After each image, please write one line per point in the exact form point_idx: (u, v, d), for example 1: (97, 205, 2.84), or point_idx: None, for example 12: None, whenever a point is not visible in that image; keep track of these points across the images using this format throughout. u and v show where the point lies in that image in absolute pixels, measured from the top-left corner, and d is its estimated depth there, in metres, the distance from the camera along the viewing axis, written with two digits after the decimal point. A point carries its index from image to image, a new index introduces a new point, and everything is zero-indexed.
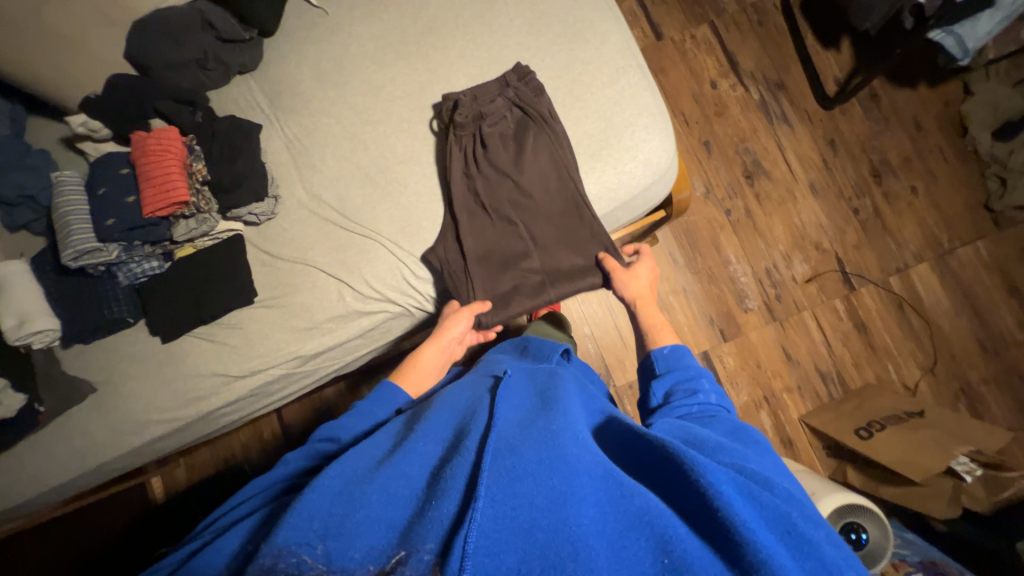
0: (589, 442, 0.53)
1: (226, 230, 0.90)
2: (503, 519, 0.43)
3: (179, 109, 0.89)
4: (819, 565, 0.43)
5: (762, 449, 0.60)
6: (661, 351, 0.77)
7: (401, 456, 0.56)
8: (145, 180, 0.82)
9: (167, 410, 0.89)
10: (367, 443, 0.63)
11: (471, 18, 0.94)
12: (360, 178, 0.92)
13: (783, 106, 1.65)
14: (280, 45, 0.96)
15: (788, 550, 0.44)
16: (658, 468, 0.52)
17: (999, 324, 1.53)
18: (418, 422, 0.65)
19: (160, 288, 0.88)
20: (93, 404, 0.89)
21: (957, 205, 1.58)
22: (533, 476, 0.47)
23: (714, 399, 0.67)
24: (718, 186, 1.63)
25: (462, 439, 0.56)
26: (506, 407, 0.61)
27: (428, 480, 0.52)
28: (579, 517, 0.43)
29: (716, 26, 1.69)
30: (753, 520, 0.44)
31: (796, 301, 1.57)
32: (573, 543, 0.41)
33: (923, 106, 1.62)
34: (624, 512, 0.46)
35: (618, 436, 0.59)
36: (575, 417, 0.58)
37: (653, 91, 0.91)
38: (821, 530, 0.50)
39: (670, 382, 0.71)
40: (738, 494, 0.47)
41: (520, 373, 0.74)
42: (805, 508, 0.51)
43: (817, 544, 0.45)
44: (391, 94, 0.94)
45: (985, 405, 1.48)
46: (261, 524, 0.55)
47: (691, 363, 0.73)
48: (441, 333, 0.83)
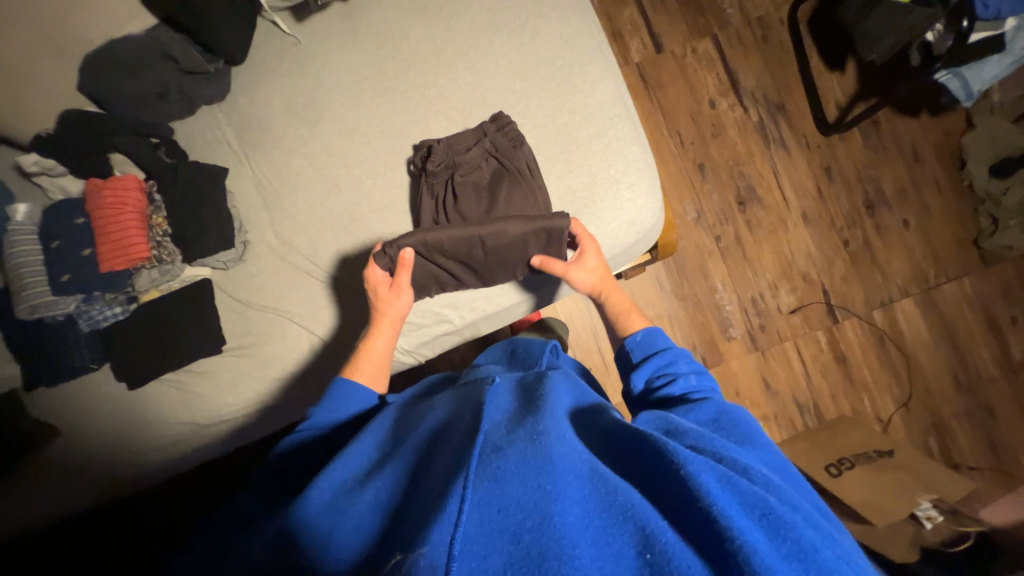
0: (575, 438, 0.52)
1: (193, 275, 0.87)
2: (488, 522, 0.42)
3: (142, 144, 0.85)
4: (798, 548, 0.42)
5: (744, 433, 0.59)
6: (634, 338, 0.75)
7: (390, 467, 0.56)
8: (101, 232, 0.80)
9: (152, 440, 0.88)
10: (353, 447, 0.62)
11: (453, 55, 0.89)
12: (332, 224, 0.88)
13: (781, 129, 1.60)
14: (250, 73, 0.90)
15: (766, 536, 0.43)
16: (644, 463, 0.51)
17: (977, 360, 1.55)
18: (407, 427, 0.65)
19: (117, 336, 0.85)
20: (65, 446, 0.87)
21: (947, 239, 1.57)
22: (518, 475, 0.45)
23: (693, 379, 0.67)
24: (709, 211, 1.60)
25: (447, 440, 0.55)
26: (494, 409, 0.58)
27: (414, 484, 0.51)
28: (562, 514, 0.42)
29: (719, 40, 1.62)
30: (732, 508, 0.43)
31: (779, 331, 1.57)
32: (557, 541, 0.39)
33: (923, 135, 1.58)
34: (610, 508, 0.45)
35: (600, 432, 0.58)
36: (562, 413, 0.57)
37: (642, 145, 0.87)
38: (803, 513, 0.49)
39: (652, 368, 0.69)
40: (719, 483, 0.46)
41: (506, 376, 0.71)
42: (785, 491, 0.50)
43: (795, 525, 0.44)
44: (366, 135, 0.89)
45: (956, 439, 1.51)
46: (235, 548, 0.54)
47: (667, 346, 0.71)
48: (381, 309, 0.82)
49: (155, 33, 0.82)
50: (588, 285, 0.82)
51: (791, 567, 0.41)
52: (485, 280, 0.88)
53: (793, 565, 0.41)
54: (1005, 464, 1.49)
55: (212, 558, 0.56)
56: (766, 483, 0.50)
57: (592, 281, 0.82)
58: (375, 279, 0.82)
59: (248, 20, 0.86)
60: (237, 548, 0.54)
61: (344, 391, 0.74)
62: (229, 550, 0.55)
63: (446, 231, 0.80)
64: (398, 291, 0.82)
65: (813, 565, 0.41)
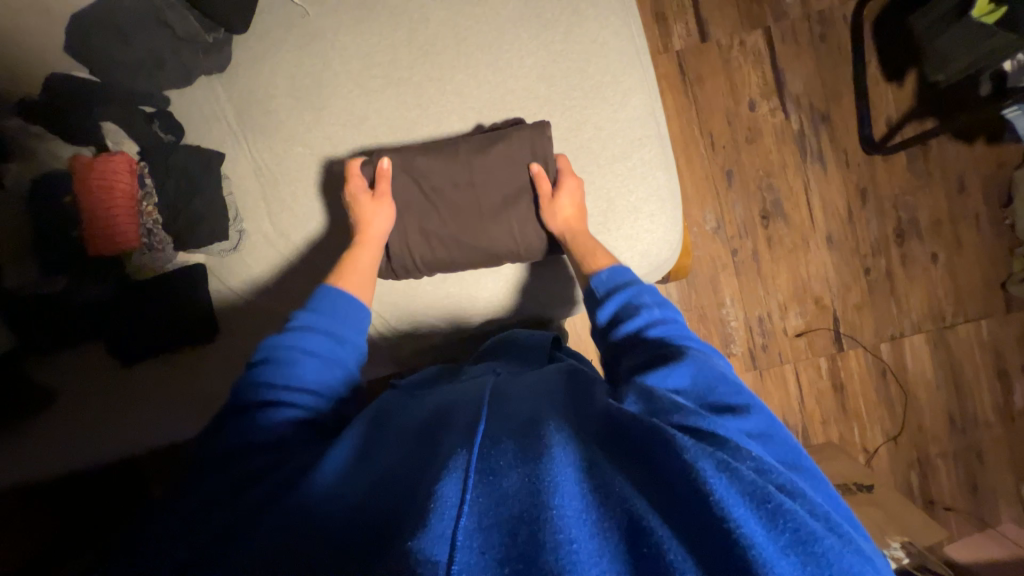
0: (576, 426, 0.54)
1: (185, 260, 0.85)
2: (489, 517, 0.44)
3: (133, 114, 0.80)
4: (796, 538, 0.42)
5: (729, 390, 0.58)
6: (600, 278, 0.73)
7: (394, 446, 0.58)
8: (85, 212, 0.76)
9: (162, 415, 0.87)
10: (360, 419, 0.64)
11: (475, 48, 0.81)
12: (332, 222, 0.85)
13: (821, 141, 1.49)
14: (255, 46, 0.84)
15: (765, 526, 0.42)
16: (639, 445, 0.50)
17: (976, 404, 1.53)
18: (411, 407, 0.67)
19: (108, 315, 0.82)
20: (66, 414, 0.84)
21: (974, 279, 1.50)
22: (516, 470, 0.48)
23: (656, 312, 0.68)
24: (730, 222, 1.51)
25: (448, 424, 0.58)
26: (497, 400, 0.60)
27: (415, 461, 0.54)
28: (560, 509, 0.44)
29: (771, 34, 1.47)
30: (729, 495, 0.43)
31: (781, 353, 1.53)
32: (555, 535, 0.42)
33: (973, 165, 1.48)
34: (607, 498, 0.46)
35: (595, 410, 0.57)
36: (563, 405, 0.58)
37: (667, 170, 0.81)
38: (807, 503, 0.46)
39: (617, 304, 0.70)
40: (717, 471, 0.45)
41: (505, 368, 0.72)
42: (787, 478, 0.48)
43: (796, 514, 0.43)
44: (373, 129, 0.83)
45: (938, 478, 1.51)
46: (235, 495, 0.55)
47: (631, 280, 0.72)
48: (365, 223, 0.78)
49: None
50: (560, 221, 0.77)
51: (787, 559, 0.41)
52: (476, 229, 0.79)
53: (789, 558, 0.41)
54: (980, 506, 1.51)
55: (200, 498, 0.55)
56: (766, 468, 0.48)
57: (567, 217, 0.77)
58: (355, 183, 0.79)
59: None
60: (234, 499, 0.54)
61: (324, 298, 0.73)
62: (222, 498, 0.55)
63: (430, 153, 0.80)
64: (378, 202, 0.78)
65: (810, 557, 0.41)
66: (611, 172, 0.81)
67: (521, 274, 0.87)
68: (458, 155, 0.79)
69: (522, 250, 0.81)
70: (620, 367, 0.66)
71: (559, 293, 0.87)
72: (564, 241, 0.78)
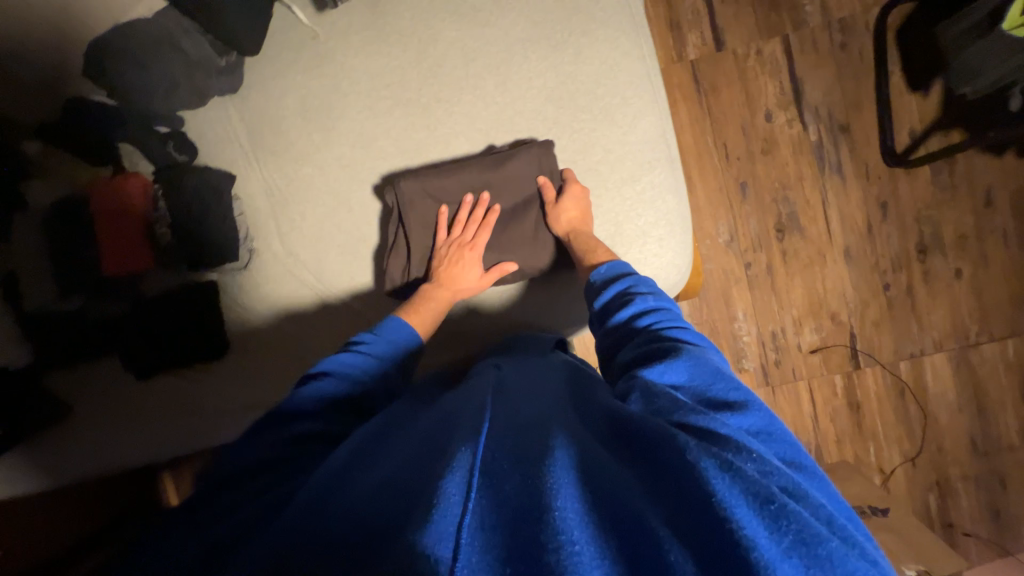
0: (580, 428, 0.53)
1: (201, 276, 0.87)
2: (492, 515, 0.42)
3: (149, 135, 0.82)
4: (799, 538, 0.39)
5: (730, 386, 0.55)
6: (599, 272, 0.75)
7: (394, 446, 0.57)
8: (102, 235, 0.78)
9: (177, 426, 0.89)
10: (383, 411, 0.65)
11: (484, 69, 0.81)
12: (341, 243, 0.86)
13: (841, 153, 1.45)
14: (267, 67, 0.85)
15: (767, 528, 0.39)
16: (642, 448, 0.49)
17: (1001, 426, 1.47)
18: (414, 410, 0.66)
19: (123, 330, 0.83)
20: (82, 424, 0.86)
21: (1000, 297, 1.45)
22: (519, 472, 0.46)
23: (651, 301, 0.68)
24: (744, 235, 1.48)
25: (451, 423, 0.56)
26: (504, 404, 0.59)
27: (415, 459, 0.52)
28: (562, 510, 0.41)
29: (790, 42, 1.43)
30: (731, 496, 0.41)
31: (795, 370, 1.50)
32: (556, 536, 0.39)
33: (1000, 179, 1.43)
34: (609, 504, 0.43)
35: (599, 413, 0.55)
36: (568, 410, 0.57)
37: (678, 194, 0.80)
38: (811, 505, 0.43)
39: (615, 293, 0.70)
40: (718, 471, 0.43)
41: (507, 364, 0.73)
42: (795, 480, 0.45)
43: (804, 516, 0.40)
44: (382, 150, 0.83)
45: (958, 502, 1.47)
46: (261, 494, 0.55)
47: (630, 272, 0.73)
48: (456, 282, 0.79)
49: (162, 19, 0.76)
50: (567, 224, 0.78)
51: (793, 563, 0.38)
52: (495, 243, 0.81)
53: (792, 561, 0.38)
54: (1003, 532, 1.45)
55: (223, 502, 0.56)
56: (770, 470, 0.45)
57: (572, 218, 0.78)
58: (464, 231, 0.80)
59: (266, 10, 0.79)
60: (257, 501, 0.54)
61: (396, 329, 0.74)
62: (240, 502, 0.55)
63: (437, 168, 0.81)
64: (476, 262, 0.80)
65: (813, 558, 0.38)
66: (616, 182, 0.80)
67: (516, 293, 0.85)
68: (471, 171, 0.79)
69: (524, 259, 0.82)
70: (617, 360, 0.65)
71: (565, 317, 0.86)
72: (569, 242, 0.78)
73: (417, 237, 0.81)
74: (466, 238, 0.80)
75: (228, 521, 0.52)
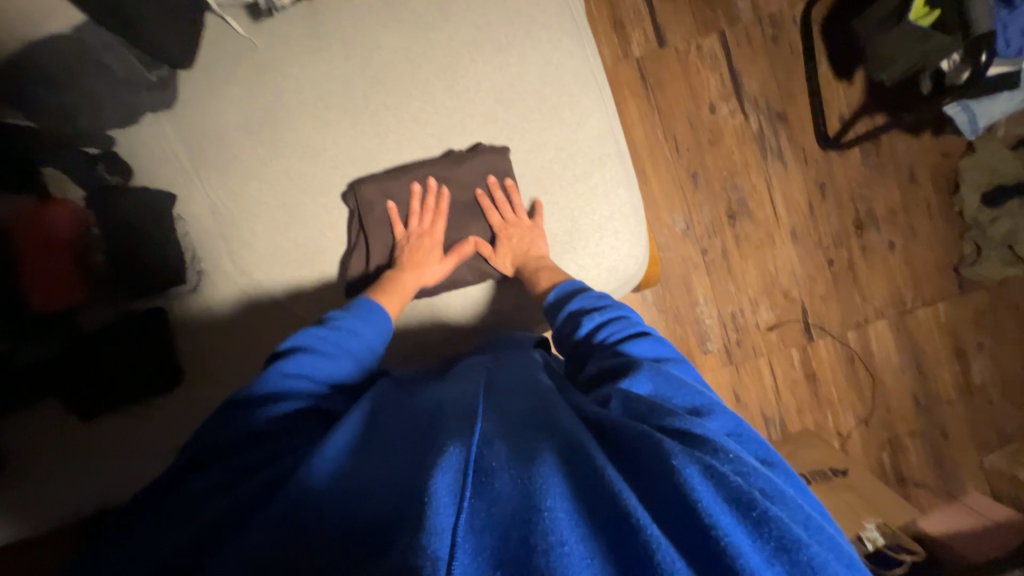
0: (566, 424, 0.53)
1: (144, 304, 0.83)
2: (480, 519, 0.43)
3: (74, 158, 0.77)
4: (778, 542, 0.42)
5: (687, 396, 0.58)
6: (549, 299, 0.77)
7: (379, 446, 0.57)
8: (24, 269, 0.71)
9: (135, 466, 0.83)
10: (364, 401, 0.65)
11: (431, 74, 0.80)
12: (296, 258, 0.83)
13: (780, 140, 1.54)
14: (203, 81, 0.81)
15: (748, 534, 0.42)
16: (626, 446, 0.50)
17: (939, 383, 1.60)
18: (397, 408, 0.64)
19: (61, 371, 0.77)
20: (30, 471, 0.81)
21: (929, 265, 1.58)
22: (507, 473, 0.46)
23: (598, 317, 0.70)
24: (698, 223, 1.54)
25: (440, 423, 0.56)
26: (491, 401, 0.59)
27: (404, 462, 0.52)
28: (552, 511, 0.42)
29: (726, 37, 1.51)
30: (715, 503, 0.43)
31: (755, 347, 1.57)
32: (547, 537, 0.40)
33: (921, 157, 1.56)
34: (599, 506, 0.44)
35: (582, 415, 0.57)
36: (555, 404, 0.57)
37: (630, 188, 0.83)
38: (789, 509, 0.46)
39: (566, 316, 0.72)
40: (702, 477, 0.45)
41: (490, 361, 0.73)
42: (777, 485, 0.47)
43: (783, 522, 0.42)
44: (333, 160, 0.82)
45: (907, 457, 1.59)
46: (233, 489, 0.54)
47: (575, 290, 0.75)
48: (422, 267, 0.79)
49: None
50: (519, 257, 0.80)
51: (773, 568, 0.40)
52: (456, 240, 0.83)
53: (773, 567, 0.41)
54: (948, 480, 1.58)
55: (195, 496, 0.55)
56: (748, 471, 0.48)
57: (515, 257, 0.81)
58: (421, 221, 0.81)
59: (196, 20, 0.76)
60: (226, 494, 0.54)
61: (368, 310, 0.74)
62: (213, 492, 0.54)
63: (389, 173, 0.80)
64: (436, 248, 0.81)
65: (793, 564, 0.41)
66: (569, 180, 0.82)
67: (478, 294, 0.85)
68: (426, 165, 0.80)
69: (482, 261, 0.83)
70: (581, 375, 0.68)
71: (532, 316, 0.87)
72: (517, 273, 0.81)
73: (376, 236, 0.81)
74: (425, 226, 0.81)
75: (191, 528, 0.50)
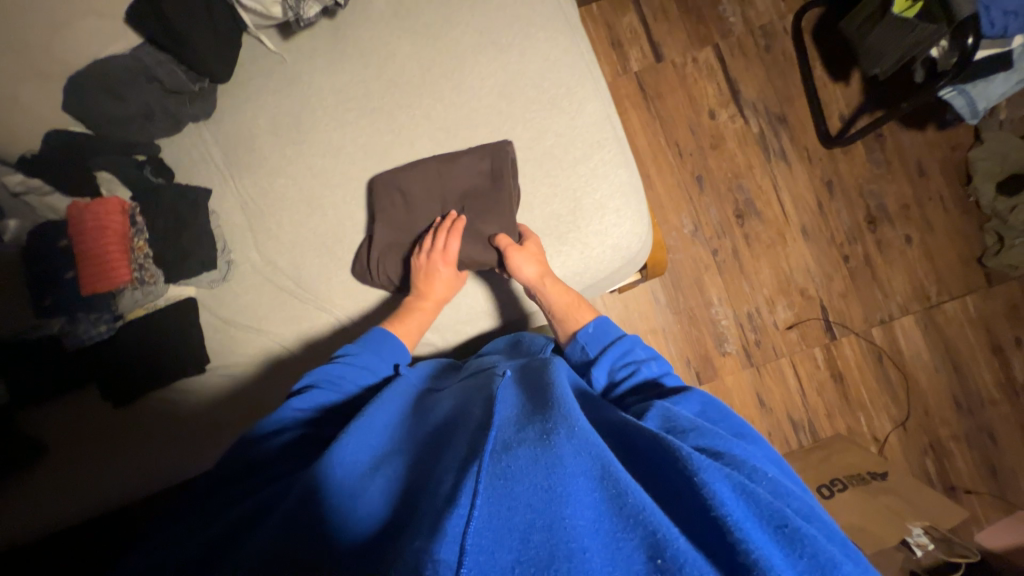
0: (586, 431, 0.52)
1: (178, 293, 0.88)
2: (498, 520, 0.43)
3: (125, 163, 0.86)
4: (813, 561, 0.43)
5: (732, 425, 0.62)
6: (586, 332, 0.76)
7: (397, 461, 0.57)
8: (79, 251, 0.81)
9: (150, 454, 0.87)
10: (378, 403, 0.66)
11: (439, 75, 0.88)
12: (316, 246, 0.89)
13: (782, 141, 1.58)
14: (239, 93, 0.91)
15: (781, 549, 0.44)
16: (651, 463, 0.52)
17: (978, 381, 1.52)
18: (411, 417, 0.66)
19: (105, 353, 0.84)
20: (63, 465, 0.85)
21: (952, 258, 1.54)
22: (529, 475, 0.46)
23: (653, 365, 0.70)
24: (706, 224, 1.56)
25: (454, 435, 0.57)
26: (504, 406, 0.59)
27: (420, 473, 0.53)
28: (573, 518, 0.42)
29: (720, 49, 1.59)
30: (750, 519, 0.45)
31: (775, 347, 1.53)
32: (568, 544, 0.41)
33: (929, 150, 1.56)
34: (619, 511, 0.44)
35: (609, 430, 0.59)
36: (573, 408, 0.56)
37: (629, 167, 0.87)
38: (822, 528, 0.50)
39: (615, 358, 0.72)
40: (734, 492, 0.47)
41: (515, 369, 0.71)
42: (802, 503, 0.51)
43: (813, 539, 0.44)
44: (351, 156, 0.89)
45: (954, 463, 1.48)
46: (230, 513, 0.55)
47: (618, 335, 0.74)
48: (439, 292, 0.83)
49: (140, 55, 0.82)
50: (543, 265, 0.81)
51: None
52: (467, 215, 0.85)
53: None
54: (1004, 489, 1.46)
55: (222, 497, 0.59)
56: (783, 492, 0.51)
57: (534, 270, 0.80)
58: (435, 240, 0.82)
59: (235, 39, 0.86)
60: (215, 522, 0.54)
61: (380, 339, 0.79)
62: (204, 523, 0.55)
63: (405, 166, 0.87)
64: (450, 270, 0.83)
65: None
66: (571, 164, 0.86)
67: (486, 276, 0.91)
68: (435, 160, 0.86)
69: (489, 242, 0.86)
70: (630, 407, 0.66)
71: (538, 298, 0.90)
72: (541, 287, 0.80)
73: (384, 222, 0.85)
74: (439, 246, 0.82)
75: (200, 535, 0.52)
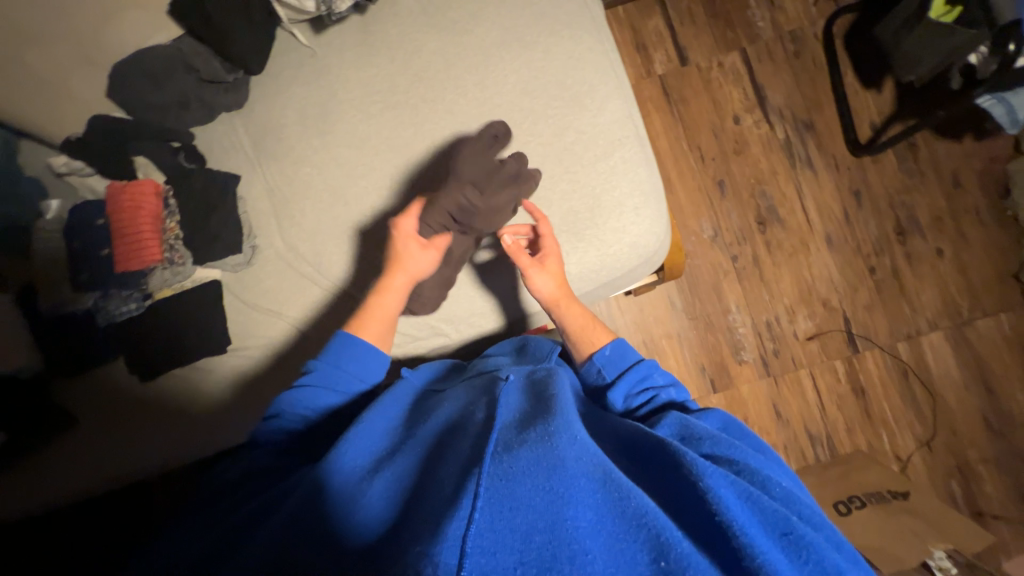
0: (585, 441, 0.52)
1: (203, 276, 0.90)
2: (500, 522, 0.42)
3: (161, 148, 0.90)
4: (818, 569, 0.43)
5: (753, 443, 0.62)
6: (603, 355, 0.73)
7: (397, 459, 0.57)
8: (115, 230, 0.86)
9: (170, 430, 0.90)
10: (376, 407, 0.67)
11: (463, 71, 0.90)
12: (337, 234, 0.91)
13: (809, 148, 1.54)
14: (271, 84, 0.94)
15: (787, 558, 0.43)
16: (655, 467, 0.52)
17: (1012, 402, 1.45)
18: (411, 418, 0.67)
19: (133, 330, 0.87)
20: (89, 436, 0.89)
21: (986, 273, 1.48)
22: (530, 475, 0.46)
23: (673, 393, 0.69)
24: (727, 230, 1.54)
25: (455, 436, 0.57)
26: (505, 409, 0.58)
27: (420, 474, 0.53)
28: (575, 520, 0.42)
29: (747, 54, 1.57)
30: (756, 526, 0.44)
31: (794, 358, 1.50)
32: (569, 545, 0.41)
33: (964, 161, 1.51)
34: (622, 514, 0.45)
35: (614, 437, 0.58)
36: (574, 417, 0.56)
37: (648, 166, 0.87)
38: (831, 535, 0.49)
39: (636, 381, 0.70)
40: (739, 500, 0.46)
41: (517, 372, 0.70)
42: (810, 511, 0.50)
43: (818, 547, 0.44)
44: (375, 147, 0.91)
45: (982, 487, 1.41)
46: (235, 517, 0.57)
47: (637, 360, 0.72)
48: (402, 262, 0.79)
49: (180, 45, 0.86)
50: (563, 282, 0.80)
51: None
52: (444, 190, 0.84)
53: None
54: None
55: (227, 506, 0.62)
56: (791, 498, 0.50)
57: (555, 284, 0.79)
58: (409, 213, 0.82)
59: (269, 32, 0.89)
60: (222, 524, 0.56)
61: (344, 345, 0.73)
62: (207, 529, 0.57)
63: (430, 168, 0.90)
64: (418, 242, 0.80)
65: None
66: (590, 161, 0.86)
67: (502, 271, 0.91)
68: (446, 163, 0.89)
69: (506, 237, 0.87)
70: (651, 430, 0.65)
71: None
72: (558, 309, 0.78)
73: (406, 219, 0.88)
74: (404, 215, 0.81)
75: (208, 536, 0.55)
